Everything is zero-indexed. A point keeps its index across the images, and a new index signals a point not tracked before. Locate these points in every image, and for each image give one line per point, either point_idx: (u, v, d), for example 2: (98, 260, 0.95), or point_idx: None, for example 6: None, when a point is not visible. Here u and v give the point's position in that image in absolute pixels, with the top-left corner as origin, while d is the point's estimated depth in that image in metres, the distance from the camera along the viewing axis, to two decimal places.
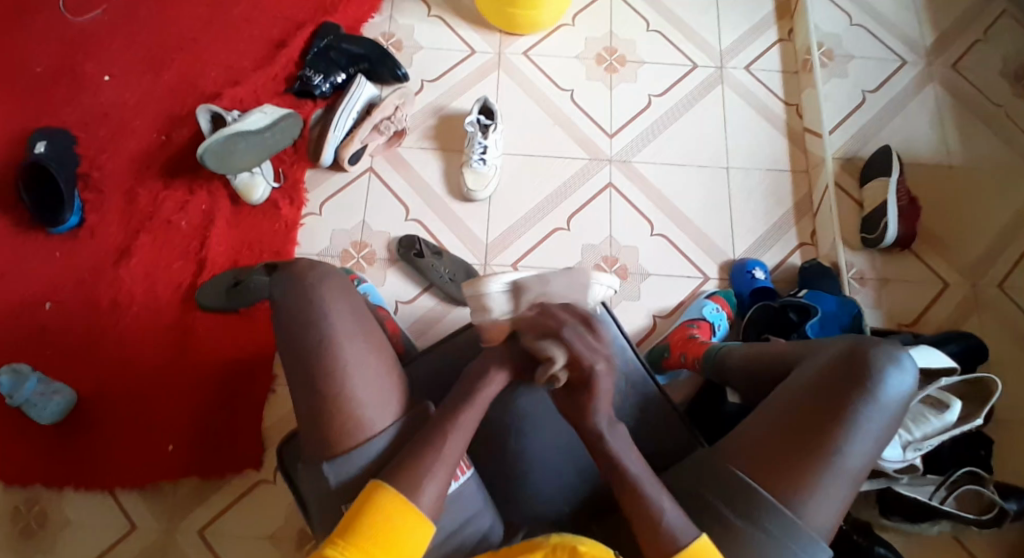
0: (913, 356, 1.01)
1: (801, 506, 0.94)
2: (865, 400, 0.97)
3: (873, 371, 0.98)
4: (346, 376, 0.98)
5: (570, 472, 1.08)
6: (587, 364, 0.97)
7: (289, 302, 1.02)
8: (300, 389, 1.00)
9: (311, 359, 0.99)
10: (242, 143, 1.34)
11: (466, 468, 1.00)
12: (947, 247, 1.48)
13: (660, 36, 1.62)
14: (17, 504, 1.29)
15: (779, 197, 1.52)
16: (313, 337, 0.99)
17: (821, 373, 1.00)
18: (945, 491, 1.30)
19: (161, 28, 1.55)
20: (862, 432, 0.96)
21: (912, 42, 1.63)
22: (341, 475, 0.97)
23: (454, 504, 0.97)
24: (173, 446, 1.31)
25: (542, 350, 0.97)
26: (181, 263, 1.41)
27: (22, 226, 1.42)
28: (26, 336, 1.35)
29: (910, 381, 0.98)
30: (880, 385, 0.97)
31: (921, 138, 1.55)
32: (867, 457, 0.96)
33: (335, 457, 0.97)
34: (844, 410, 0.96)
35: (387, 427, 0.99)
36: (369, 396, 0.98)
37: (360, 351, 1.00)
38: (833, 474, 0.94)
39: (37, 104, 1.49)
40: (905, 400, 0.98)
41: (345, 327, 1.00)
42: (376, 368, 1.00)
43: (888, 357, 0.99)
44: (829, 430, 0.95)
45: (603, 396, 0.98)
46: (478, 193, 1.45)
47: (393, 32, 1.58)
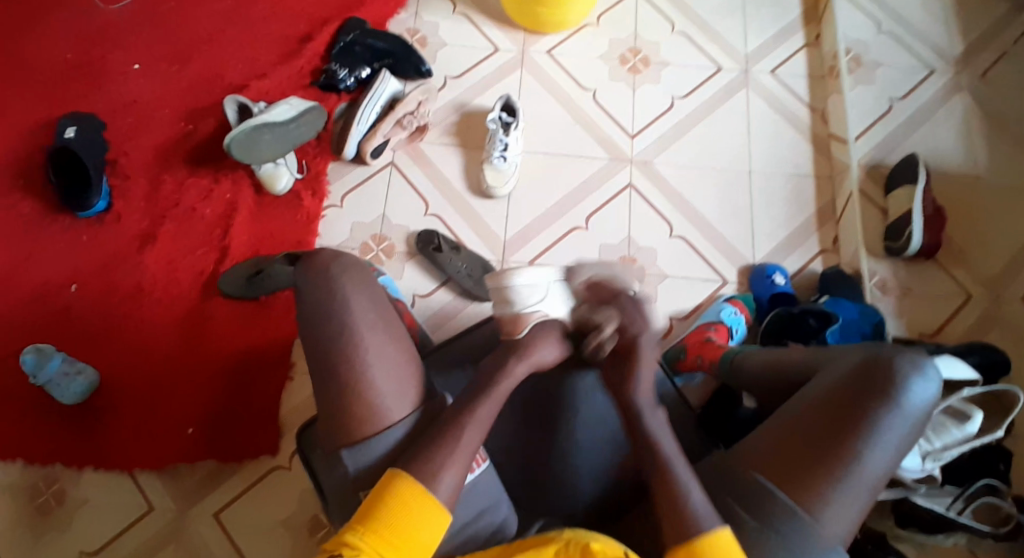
0: (938, 368, 1.00)
1: (818, 512, 0.92)
2: (889, 407, 0.96)
3: (896, 379, 0.97)
4: (364, 364, 0.99)
5: (582, 468, 1.09)
6: (635, 333, 1.04)
7: (310, 287, 1.04)
8: (317, 375, 1.00)
9: (330, 344, 1.00)
10: (267, 134, 1.35)
11: (482, 461, 1.01)
12: (972, 258, 1.46)
13: (685, 39, 1.62)
14: (34, 482, 1.31)
15: (802, 203, 1.51)
16: (333, 327, 1.01)
17: (843, 380, 0.99)
18: (962, 503, 1.27)
19: (192, 21, 1.58)
20: (882, 440, 0.94)
21: (941, 51, 1.61)
22: (359, 461, 0.97)
23: (467, 495, 0.98)
24: (191, 429, 1.33)
25: (596, 318, 1.07)
26: (204, 251, 1.43)
27: (52, 210, 1.45)
28: (50, 317, 1.38)
29: (933, 390, 0.97)
30: (903, 393, 0.96)
31: (948, 148, 1.52)
32: (888, 464, 0.95)
33: (353, 444, 0.97)
34: (865, 418, 0.95)
35: (404, 416, 1.00)
36: (386, 384, 0.99)
37: (378, 338, 1.01)
38: (852, 481, 0.93)
39: (70, 91, 1.52)
40: (927, 409, 0.97)
41: (364, 318, 1.01)
42: (393, 357, 1.01)
43: (911, 366, 0.98)
44: (849, 437, 0.94)
45: (647, 369, 1.04)
46: (498, 189, 1.45)
47: (418, 29, 1.59)
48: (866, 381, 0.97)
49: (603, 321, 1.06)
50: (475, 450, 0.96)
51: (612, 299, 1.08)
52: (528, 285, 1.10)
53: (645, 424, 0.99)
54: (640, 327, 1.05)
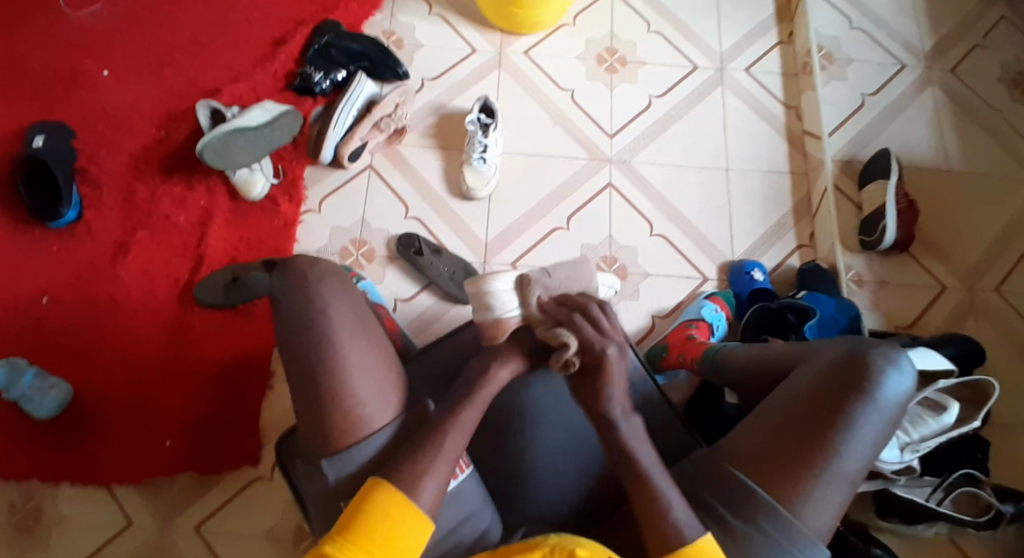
0: (913, 361, 1.02)
1: (798, 507, 0.94)
2: (866, 401, 0.97)
3: (872, 373, 0.98)
4: (345, 372, 0.98)
5: (570, 472, 1.09)
6: (600, 349, 1.00)
7: (288, 294, 1.02)
8: (301, 386, 0.99)
9: (313, 355, 0.98)
10: (242, 139, 1.33)
11: (465, 466, 1.00)
12: (944, 251, 1.48)
13: (662, 37, 1.62)
14: (11, 499, 1.28)
15: (779, 199, 1.52)
16: (314, 334, 0.99)
17: (821, 376, 1.01)
18: (942, 493, 1.30)
19: (162, 26, 1.54)
20: (860, 434, 0.96)
21: (911, 47, 1.63)
22: (339, 472, 0.96)
23: (453, 501, 0.97)
24: (171, 441, 1.31)
25: (558, 337, 1.01)
26: (180, 259, 1.40)
27: (20, 220, 1.41)
28: (21, 331, 1.34)
29: (908, 383, 0.99)
30: (878, 387, 0.97)
31: (920, 142, 1.55)
32: (865, 458, 0.96)
33: (334, 454, 0.96)
34: (843, 413, 0.96)
35: (386, 423, 0.99)
36: (366, 392, 0.98)
37: (360, 348, 1.00)
38: (830, 476, 0.94)
39: (35, 97, 1.48)
40: (903, 401, 0.99)
41: (342, 321, 1.00)
42: (375, 367, 1.00)
43: (887, 360, 1.00)
44: (827, 433, 0.95)
45: (618, 386, 0.99)
46: (477, 191, 1.44)
47: (394, 30, 1.58)
48: (843, 377, 0.99)
49: (566, 338, 1.01)
50: (457, 456, 0.96)
51: (568, 319, 1.03)
52: (509, 291, 1.08)
53: (633, 424, 0.99)
54: (604, 342, 1.00)
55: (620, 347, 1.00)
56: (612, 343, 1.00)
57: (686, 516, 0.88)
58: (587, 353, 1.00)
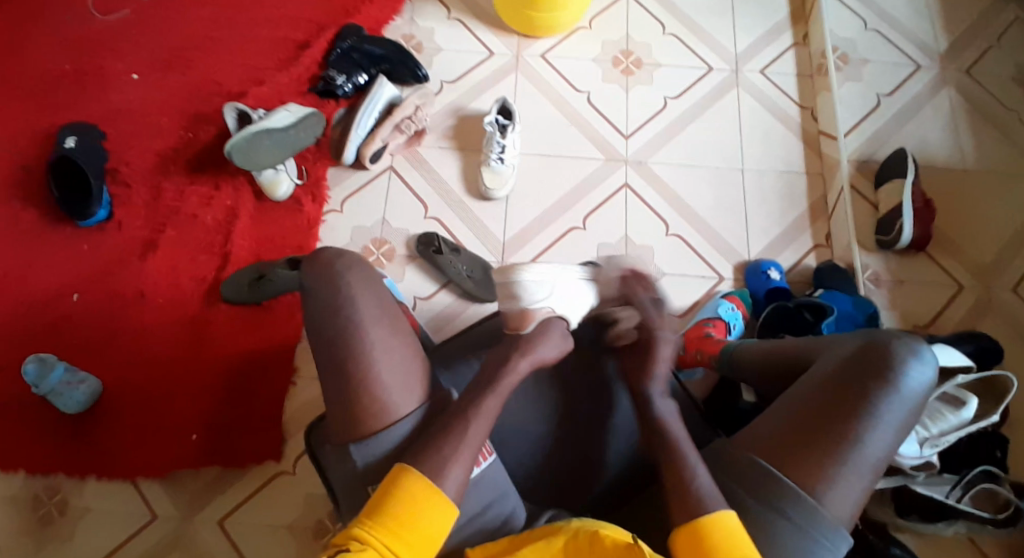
0: (933, 350, 1.03)
1: (822, 493, 0.94)
2: (888, 390, 0.98)
3: (893, 364, 0.99)
4: (373, 360, 1.00)
5: (588, 468, 1.09)
6: (652, 330, 1.11)
7: (316, 286, 1.05)
8: (329, 375, 1.02)
9: (338, 350, 1.01)
10: (267, 140, 1.37)
11: (488, 453, 1.02)
12: (962, 250, 1.49)
13: (677, 40, 1.63)
14: (37, 493, 1.32)
15: (794, 199, 1.53)
16: (340, 323, 1.02)
17: (843, 366, 1.02)
18: (961, 491, 1.30)
19: (187, 29, 1.57)
20: (884, 420, 0.97)
21: (927, 48, 1.63)
22: (368, 452, 0.99)
23: (477, 486, 0.99)
24: (196, 435, 1.34)
25: (615, 313, 1.15)
26: (206, 257, 1.44)
27: (51, 219, 1.45)
28: (51, 327, 1.38)
29: (930, 373, 1.00)
30: (901, 377, 0.98)
31: (936, 142, 1.55)
32: (888, 447, 0.97)
33: (361, 439, 0.99)
34: (866, 401, 0.97)
35: (410, 412, 1.01)
36: (393, 379, 1.00)
37: (385, 335, 1.02)
38: (854, 462, 0.95)
39: (67, 100, 1.52)
40: (925, 392, 1.00)
41: (369, 312, 1.03)
42: (399, 354, 1.03)
43: (908, 350, 1.01)
44: (850, 418, 0.96)
45: (661, 365, 1.08)
46: (496, 191, 1.47)
47: (414, 34, 1.60)
48: (865, 364, 1.00)
49: (622, 315, 1.14)
50: (480, 444, 0.97)
51: (631, 301, 1.17)
52: (536, 281, 1.15)
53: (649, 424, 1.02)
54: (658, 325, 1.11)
55: (667, 332, 1.10)
56: (665, 328, 1.11)
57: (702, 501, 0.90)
58: (641, 331, 1.12)
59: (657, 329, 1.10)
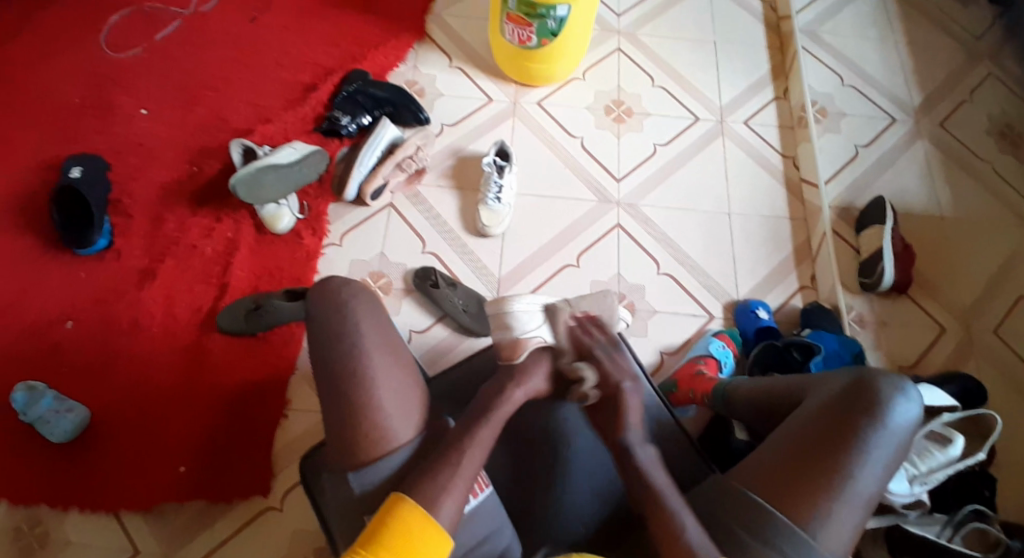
0: (919, 388, 1.04)
1: (815, 528, 0.95)
2: (876, 426, 0.99)
3: (880, 401, 1.00)
4: (373, 389, 1.00)
5: (587, 491, 1.09)
6: (616, 381, 1.09)
7: (320, 313, 1.05)
8: (329, 397, 1.02)
9: (341, 374, 1.01)
10: (272, 175, 1.41)
11: (484, 486, 1.01)
12: (942, 293, 1.54)
13: (665, 91, 1.72)
14: (17, 523, 1.28)
15: (779, 242, 1.59)
16: (343, 348, 1.02)
17: (832, 402, 1.02)
18: (951, 530, 1.29)
19: (197, 70, 1.63)
20: (871, 456, 0.98)
21: (901, 103, 1.73)
22: (363, 482, 0.98)
23: (472, 518, 0.98)
24: (184, 467, 1.32)
25: (576, 372, 1.10)
26: (203, 287, 1.44)
27: (50, 246, 1.45)
28: (43, 354, 1.37)
29: (916, 410, 1.01)
30: (887, 413, 0.99)
31: (913, 190, 1.63)
32: (877, 481, 0.98)
33: (359, 467, 0.99)
34: (855, 436, 0.98)
35: (404, 444, 1.00)
36: (392, 406, 1.00)
37: (386, 363, 1.02)
38: (845, 498, 0.96)
39: (75, 133, 1.55)
40: (912, 427, 1.01)
41: (371, 340, 1.03)
42: (400, 382, 1.03)
43: (894, 387, 1.02)
44: (839, 456, 0.97)
45: (634, 415, 1.07)
46: (492, 228, 1.51)
47: (416, 80, 1.67)
48: (851, 401, 1.01)
49: (584, 372, 1.10)
50: (476, 474, 0.97)
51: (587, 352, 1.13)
52: (528, 311, 1.15)
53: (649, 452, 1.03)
54: (619, 378, 1.08)
55: (632, 384, 1.09)
56: (627, 378, 1.09)
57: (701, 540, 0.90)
58: (606, 387, 1.09)
59: (623, 383, 1.08)
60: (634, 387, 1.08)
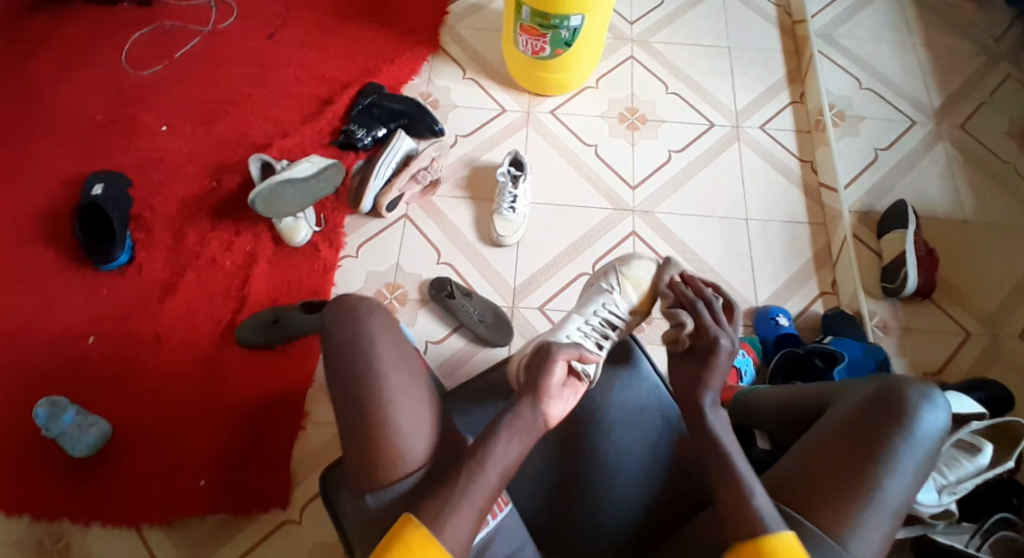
0: (945, 393, 1.01)
1: (846, 539, 0.93)
2: (903, 434, 0.96)
3: (907, 409, 0.98)
4: (391, 406, 1.02)
5: (604, 504, 1.08)
6: (713, 336, 1.08)
7: (338, 331, 1.07)
8: (345, 412, 1.03)
9: (358, 391, 1.03)
10: (290, 189, 1.42)
11: (505, 504, 1.03)
12: (967, 298, 1.51)
13: (679, 98, 1.71)
14: (41, 537, 1.30)
15: (799, 248, 1.57)
16: (361, 365, 1.04)
17: (857, 410, 1.00)
18: (980, 539, 1.25)
19: (216, 86, 1.66)
20: (901, 467, 0.95)
21: (921, 105, 1.71)
22: (381, 499, 1.00)
23: (495, 540, 1.00)
24: (204, 481, 1.33)
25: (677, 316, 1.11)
26: (223, 300, 1.46)
27: (73, 262, 1.48)
28: (68, 368, 1.39)
29: (944, 418, 0.98)
30: (915, 421, 0.97)
31: (934, 193, 1.60)
32: (908, 491, 0.95)
33: (377, 487, 1.00)
34: (882, 445, 0.96)
35: (418, 468, 1.02)
36: (409, 425, 1.02)
37: (404, 382, 1.04)
38: (875, 509, 0.94)
39: (97, 150, 1.58)
40: (941, 437, 0.98)
41: (388, 357, 1.04)
42: (418, 401, 1.04)
43: (920, 395, 0.99)
44: (868, 465, 0.95)
45: (719, 377, 1.05)
46: (507, 238, 1.51)
47: (430, 92, 1.68)
48: (878, 408, 0.98)
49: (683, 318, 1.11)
50: (498, 483, 0.97)
51: (690, 303, 1.13)
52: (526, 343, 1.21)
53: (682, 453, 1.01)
54: (717, 332, 1.08)
55: (729, 341, 1.07)
56: (725, 336, 1.08)
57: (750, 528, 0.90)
58: (700, 337, 1.09)
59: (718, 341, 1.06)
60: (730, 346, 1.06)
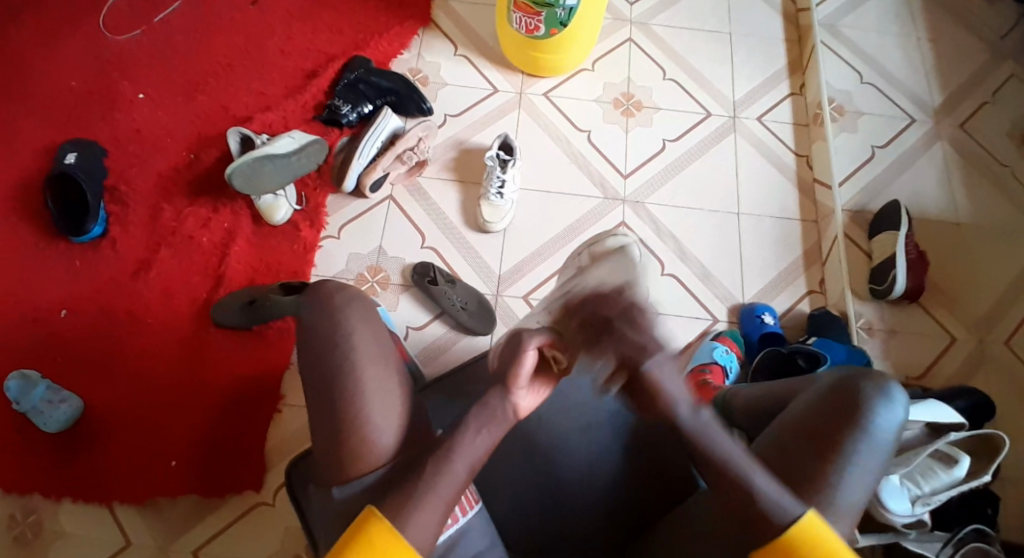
0: (907, 393, 0.98)
1: None
2: (860, 433, 0.94)
3: (862, 405, 0.95)
4: (363, 402, 0.97)
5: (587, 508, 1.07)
6: (638, 361, 0.93)
7: (315, 324, 1.02)
8: (319, 407, 0.99)
9: (334, 384, 0.98)
10: (269, 165, 1.37)
11: (471, 504, 0.99)
12: (955, 302, 1.49)
13: (676, 84, 1.66)
14: (12, 512, 1.28)
15: (790, 244, 1.54)
16: (336, 359, 0.99)
17: (814, 407, 0.97)
18: (951, 549, 1.24)
19: (196, 54, 1.59)
20: (857, 465, 0.93)
21: (921, 103, 1.67)
22: (347, 493, 0.97)
23: (460, 542, 0.97)
24: (176, 461, 1.31)
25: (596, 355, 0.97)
26: (200, 278, 1.43)
27: (45, 234, 1.44)
28: (38, 343, 1.36)
29: (901, 415, 0.95)
30: (870, 419, 0.94)
31: (930, 194, 1.57)
32: (865, 490, 0.93)
33: (344, 481, 0.97)
34: (838, 443, 0.93)
35: (385, 463, 0.97)
36: (381, 419, 0.97)
37: (381, 374, 0.99)
38: (834, 511, 0.92)
39: (71, 117, 1.52)
40: (898, 434, 0.95)
41: (365, 351, 0.99)
42: (393, 395, 1.00)
43: (877, 392, 0.96)
44: (823, 464, 0.93)
45: (673, 386, 0.93)
46: (494, 224, 1.47)
47: (420, 69, 1.62)
48: (836, 405, 0.96)
49: (606, 355, 0.95)
50: (467, 475, 0.92)
51: (605, 326, 0.95)
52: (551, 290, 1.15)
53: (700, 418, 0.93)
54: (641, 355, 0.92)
55: (659, 361, 0.92)
56: (654, 350, 0.92)
57: (775, 513, 0.85)
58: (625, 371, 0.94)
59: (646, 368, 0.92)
60: (662, 363, 0.92)
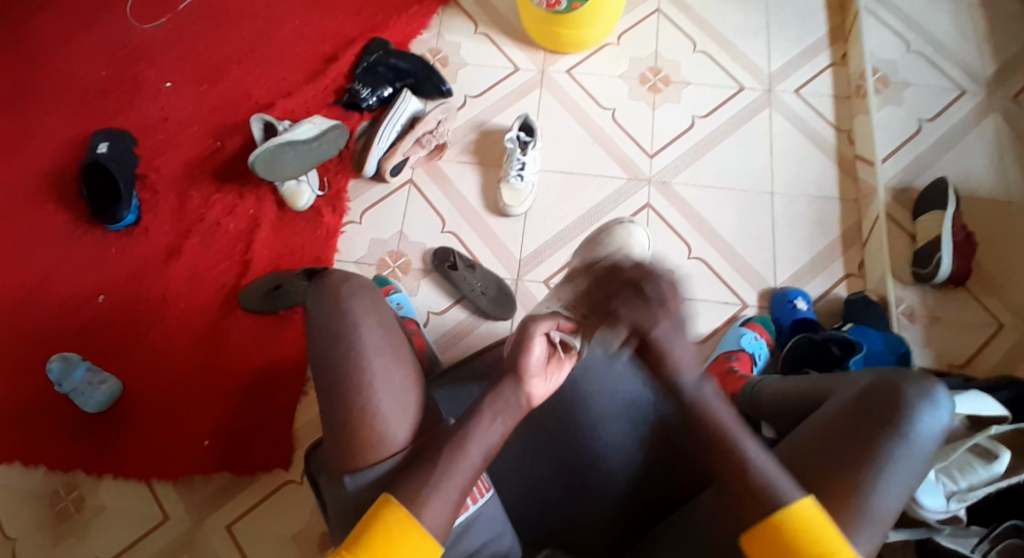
0: (952, 393, 0.90)
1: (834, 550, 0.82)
2: (898, 437, 0.85)
3: (902, 408, 0.87)
4: (371, 394, 0.94)
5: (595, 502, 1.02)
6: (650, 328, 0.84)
7: (323, 316, 0.98)
8: (325, 395, 0.96)
9: (338, 375, 0.95)
10: (290, 152, 1.38)
11: (485, 490, 0.95)
12: (1003, 287, 1.39)
13: (707, 57, 1.60)
14: (55, 487, 1.35)
15: (827, 226, 1.47)
16: (341, 350, 0.95)
17: (850, 407, 0.89)
18: (988, 545, 1.11)
19: (221, 42, 1.61)
20: (894, 471, 0.84)
21: (973, 72, 1.55)
22: (358, 483, 0.91)
23: (471, 530, 0.91)
24: (208, 441, 1.35)
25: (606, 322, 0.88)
26: (227, 264, 1.46)
27: (83, 222, 1.49)
28: (75, 326, 1.42)
29: (945, 420, 0.87)
30: (910, 422, 0.86)
31: (979, 172, 1.47)
32: (901, 499, 0.85)
33: (357, 469, 0.92)
34: (874, 448, 0.85)
35: (399, 452, 0.92)
36: (391, 410, 0.93)
37: (388, 367, 0.95)
38: (867, 518, 0.83)
39: (105, 107, 1.57)
40: (941, 440, 0.87)
41: (372, 344, 0.96)
42: (402, 387, 0.96)
43: (921, 394, 0.88)
44: (857, 468, 0.85)
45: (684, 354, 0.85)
46: (514, 208, 1.45)
47: (440, 49, 1.60)
48: (876, 407, 0.87)
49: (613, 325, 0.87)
50: (481, 461, 0.88)
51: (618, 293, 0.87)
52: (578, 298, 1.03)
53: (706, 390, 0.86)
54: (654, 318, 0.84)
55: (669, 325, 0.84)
56: (667, 318, 0.84)
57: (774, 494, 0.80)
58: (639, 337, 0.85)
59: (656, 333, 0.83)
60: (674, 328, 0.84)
